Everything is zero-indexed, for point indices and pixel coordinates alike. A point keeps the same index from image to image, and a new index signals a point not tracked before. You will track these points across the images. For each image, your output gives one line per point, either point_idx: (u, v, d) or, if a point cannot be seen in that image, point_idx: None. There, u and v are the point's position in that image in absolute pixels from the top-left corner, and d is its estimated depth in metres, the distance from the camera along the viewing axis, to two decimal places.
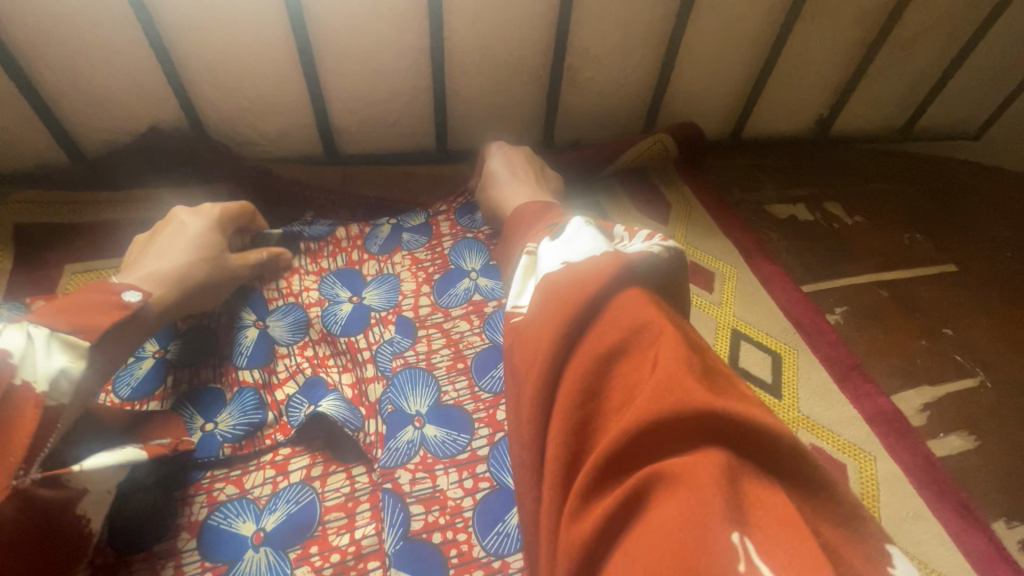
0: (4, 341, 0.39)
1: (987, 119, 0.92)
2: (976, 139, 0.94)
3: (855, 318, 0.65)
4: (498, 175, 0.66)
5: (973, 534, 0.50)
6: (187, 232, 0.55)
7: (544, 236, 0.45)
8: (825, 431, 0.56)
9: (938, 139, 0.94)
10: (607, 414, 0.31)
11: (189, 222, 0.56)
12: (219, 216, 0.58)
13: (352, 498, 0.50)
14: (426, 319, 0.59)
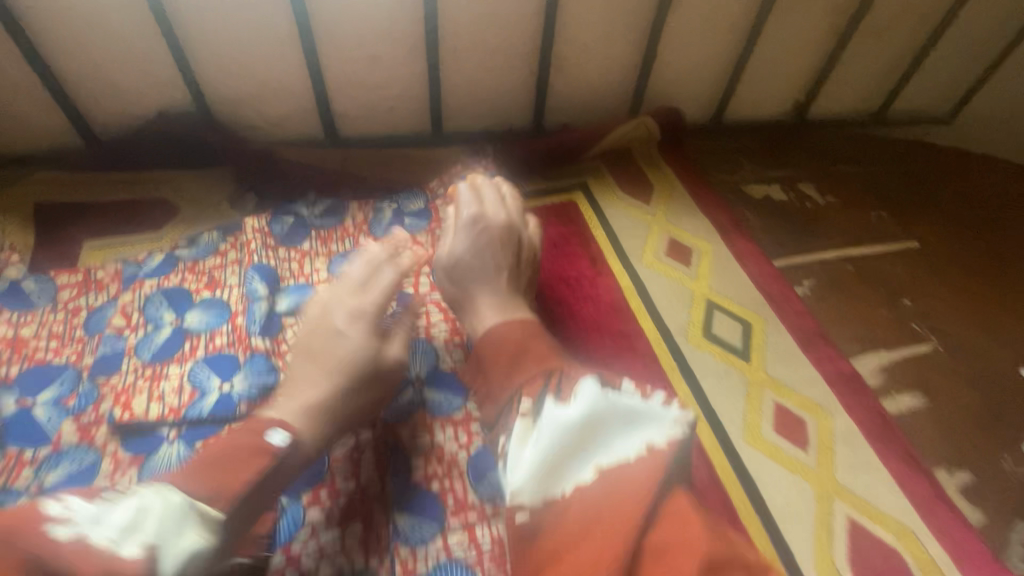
0: (137, 508, 0.37)
1: (956, 105, 0.97)
2: (947, 124, 0.99)
3: (820, 290, 0.71)
4: (466, 275, 0.57)
5: (918, 480, 0.55)
6: (349, 344, 0.51)
7: (541, 389, 0.45)
8: (789, 390, 0.61)
9: (911, 124, 0.98)
10: None
11: (347, 329, 0.52)
12: (372, 308, 0.54)
13: (356, 448, 0.54)
14: (426, 296, 0.65)
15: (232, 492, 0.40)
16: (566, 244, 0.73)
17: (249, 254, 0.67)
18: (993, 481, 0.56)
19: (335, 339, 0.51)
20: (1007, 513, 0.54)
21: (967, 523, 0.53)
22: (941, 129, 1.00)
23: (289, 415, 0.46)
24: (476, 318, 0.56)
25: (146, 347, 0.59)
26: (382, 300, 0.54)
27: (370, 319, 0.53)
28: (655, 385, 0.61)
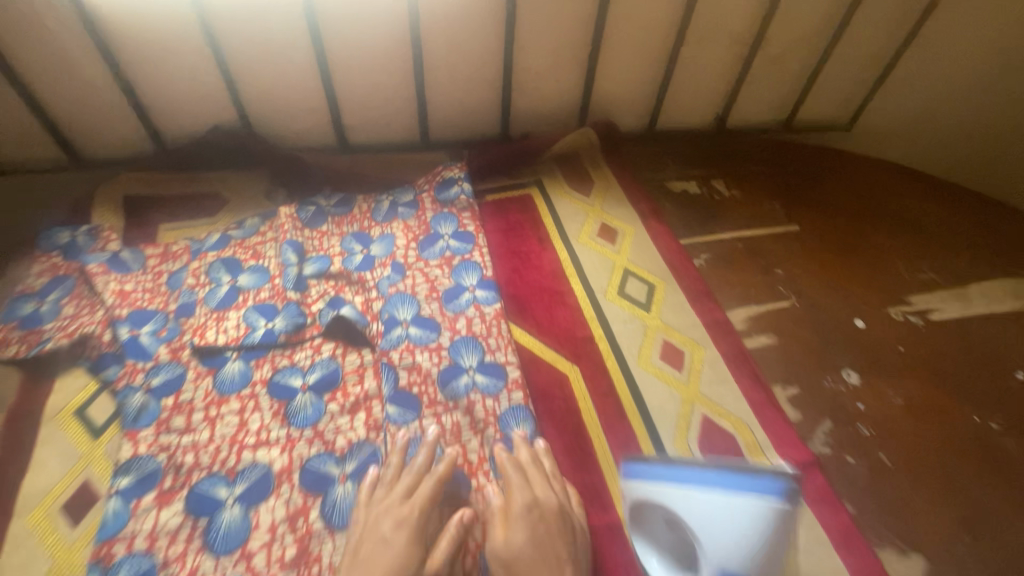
0: None
1: (854, 114, 1.17)
2: (848, 131, 1.20)
3: (712, 262, 0.93)
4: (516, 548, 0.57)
5: (757, 391, 0.77)
6: (392, 554, 0.56)
7: None
8: (676, 331, 0.83)
9: (816, 130, 1.19)
10: None
11: (392, 536, 0.57)
12: (416, 520, 0.59)
13: (360, 365, 0.77)
14: (414, 265, 0.88)
15: None
16: (520, 227, 0.96)
17: (285, 232, 0.90)
18: (814, 394, 0.78)
19: (381, 546, 0.57)
20: (819, 414, 0.75)
21: (788, 420, 0.74)
22: (842, 135, 1.21)
23: None
24: None
25: (213, 297, 0.83)
26: (423, 505, 0.61)
27: (412, 524, 0.59)
28: (577, 327, 0.83)
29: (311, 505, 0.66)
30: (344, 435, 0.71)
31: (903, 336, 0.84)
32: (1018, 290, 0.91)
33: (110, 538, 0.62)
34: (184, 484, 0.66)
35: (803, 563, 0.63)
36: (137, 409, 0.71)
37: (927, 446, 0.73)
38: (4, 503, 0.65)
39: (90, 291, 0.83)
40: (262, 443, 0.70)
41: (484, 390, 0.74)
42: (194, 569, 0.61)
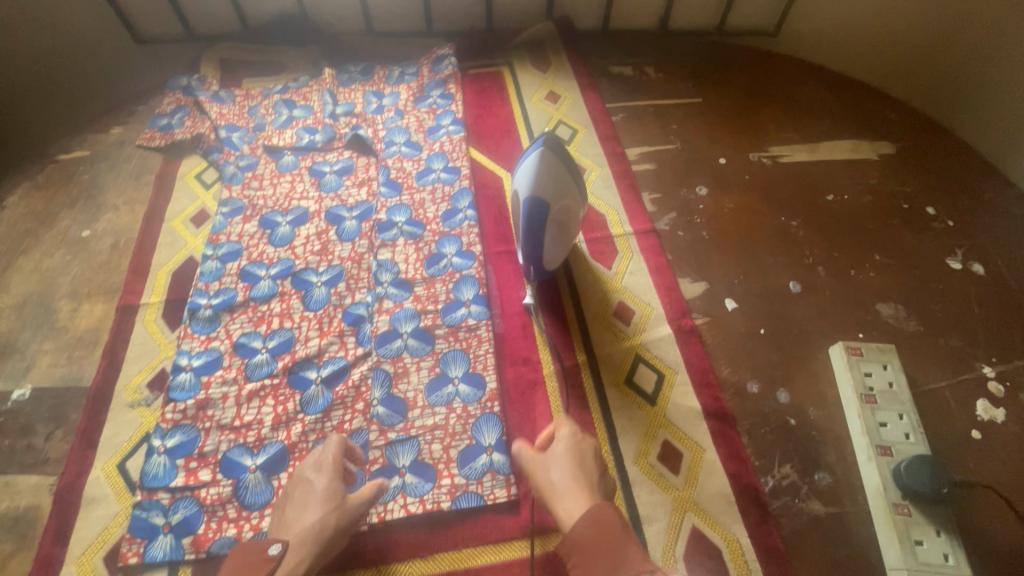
0: (299, 490, 0.72)
1: (777, 24, 1.38)
2: (775, 36, 1.40)
3: (626, 119, 1.26)
4: (560, 461, 0.72)
5: (629, 194, 1.12)
6: (313, 487, 0.72)
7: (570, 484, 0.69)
8: (584, 158, 1.18)
9: (748, 33, 1.42)
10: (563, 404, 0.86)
11: (315, 475, 0.73)
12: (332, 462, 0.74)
13: (367, 165, 1.16)
14: (410, 110, 1.25)
15: (285, 531, 0.69)
16: (489, 90, 1.32)
17: (325, 85, 1.29)
18: (671, 198, 1.11)
19: (308, 484, 0.72)
20: (669, 209, 1.10)
21: (645, 210, 1.09)
22: (769, 41, 1.42)
23: (314, 509, 0.69)
24: (555, 493, 0.69)
25: (279, 120, 1.23)
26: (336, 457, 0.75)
27: (327, 469, 0.73)
28: (515, 152, 1.20)
29: (330, 228, 1.06)
30: (354, 197, 1.11)
31: (750, 169, 1.16)
32: (856, 147, 1.19)
33: (218, 232, 1.05)
34: (257, 214, 1.08)
35: (627, 278, 0.99)
36: (231, 174, 1.13)
37: (739, 230, 1.06)
38: (161, 213, 1.10)
39: (201, 112, 1.24)
40: (304, 197, 1.11)
41: (444, 180, 1.13)
42: (262, 250, 1.03)
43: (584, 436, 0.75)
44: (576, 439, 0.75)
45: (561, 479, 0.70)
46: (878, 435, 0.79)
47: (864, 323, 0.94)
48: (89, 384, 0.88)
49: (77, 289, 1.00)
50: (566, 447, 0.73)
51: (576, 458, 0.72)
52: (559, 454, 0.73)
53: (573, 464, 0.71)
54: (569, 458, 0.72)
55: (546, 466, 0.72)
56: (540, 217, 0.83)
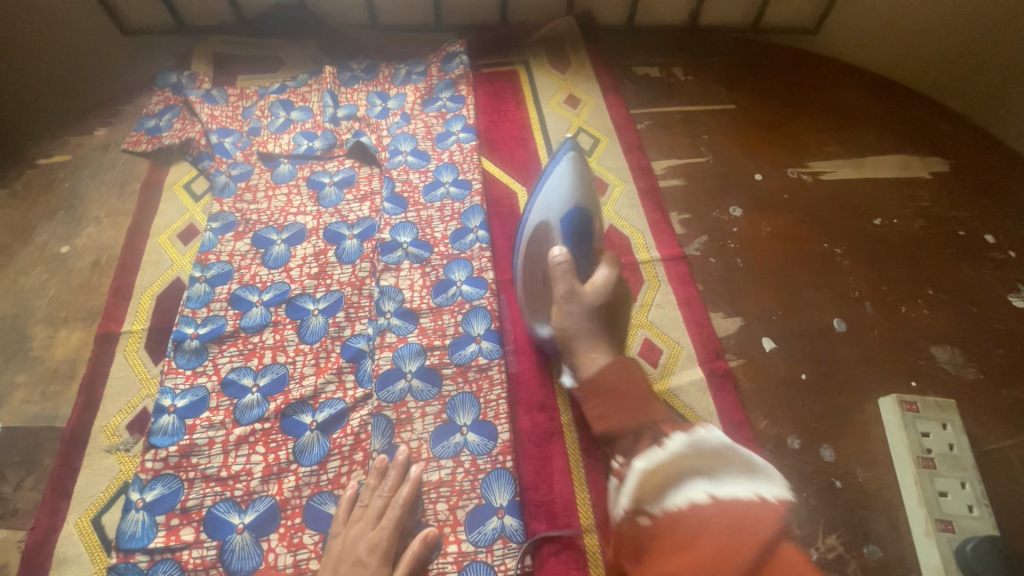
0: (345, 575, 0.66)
1: (820, 17, 1.24)
2: (816, 34, 1.27)
3: (652, 128, 1.15)
4: (579, 298, 0.77)
5: (656, 215, 1.02)
6: (365, 572, 0.66)
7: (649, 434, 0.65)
8: (606, 171, 1.08)
9: (786, 31, 1.29)
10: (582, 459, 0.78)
11: (368, 557, 0.67)
12: (388, 538, 0.69)
13: (369, 177, 1.07)
14: (417, 115, 1.15)
15: None
16: (503, 92, 1.21)
17: (325, 84, 1.18)
18: (702, 220, 1.01)
19: (357, 565, 0.67)
20: (700, 232, 1.00)
21: (673, 233, 0.99)
22: (809, 38, 1.29)
23: None
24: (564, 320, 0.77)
25: (274, 124, 1.13)
26: (393, 531, 0.69)
27: (383, 548, 0.68)
28: (531, 163, 1.10)
29: (329, 248, 0.97)
30: (355, 213, 1.02)
31: (789, 188, 1.06)
32: (906, 163, 1.08)
33: (206, 252, 0.96)
34: (250, 231, 0.99)
35: (653, 312, 0.91)
36: (222, 186, 1.04)
37: (777, 258, 0.97)
38: (146, 228, 1.01)
39: (191, 114, 1.14)
40: (301, 212, 1.02)
41: (454, 196, 1.03)
42: (254, 273, 0.94)
43: (610, 287, 0.78)
44: (598, 287, 0.78)
45: (573, 321, 0.77)
46: (938, 507, 0.71)
47: (917, 369, 0.85)
48: (62, 424, 0.81)
49: (54, 313, 0.92)
50: (597, 291, 0.78)
51: (602, 305, 0.77)
52: (586, 298, 0.77)
53: (593, 313, 0.77)
54: (598, 307, 0.77)
55: (577, 300, 0.77)
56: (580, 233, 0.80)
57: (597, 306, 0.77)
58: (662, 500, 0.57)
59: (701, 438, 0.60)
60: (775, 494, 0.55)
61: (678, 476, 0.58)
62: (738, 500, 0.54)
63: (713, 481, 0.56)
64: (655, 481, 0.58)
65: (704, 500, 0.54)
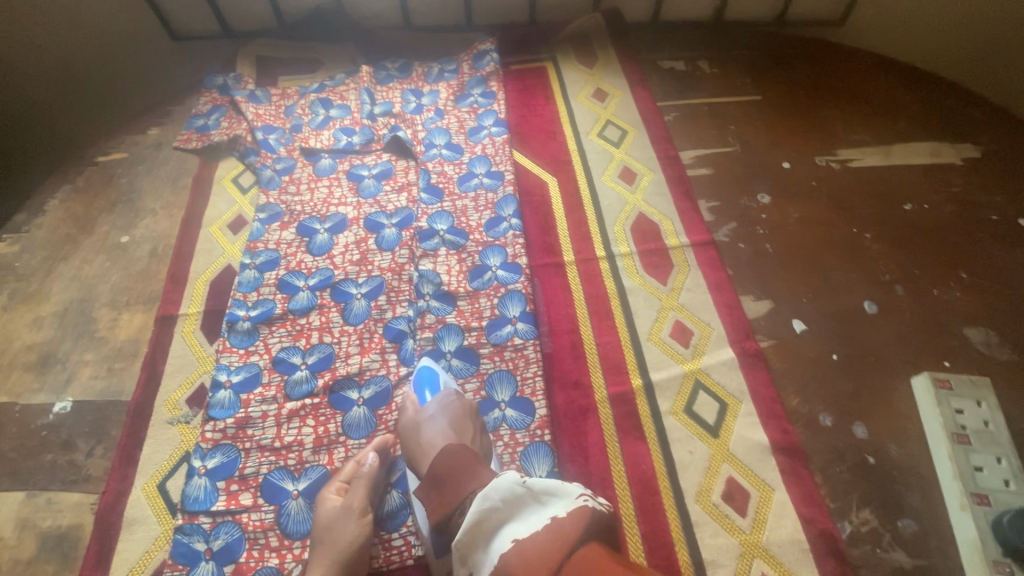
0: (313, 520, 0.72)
1: (846, 10, 1.25)
2: (841, 25, 1.28)
3: (679, 119, 1.17)
4: (423, 425, 0.73)
5: (685, 202, 1.04)
6: (323, 516, 0.72)
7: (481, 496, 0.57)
8: (634, 161, 1.11)
9: (811, 23, 1.30)
10: (619, 433, 0.80)
11: (324, 504, 0.73)
12: (335, 488, 0.74)
13: (405, 169, 1.11)
14: (450, 110, 1.19)
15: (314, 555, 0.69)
16: (532, 88, 1.25)
17: (363, 83, 1.24)
18: (730, 206, 1.03)
19: (317, 515, 0.73)
20: (728, 218, 1.02)
21: (702, 219, 1.02)
22: (833, 31, 1.30)
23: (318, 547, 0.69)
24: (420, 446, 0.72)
25: (315, 120, 1.19)
26: (339, 485, 0.75)
27: (332, 495, 0.74)
28: (561, 154, 1.13)
29: (369, 236, 1.02)
30: (393, 203, 1.06)
31: (817, 175, 1.07)
32: (935, 150, 1.09)
33: (255, 240, 1.01)
34: (295, 221, 1.04)
35: (684, 295, 0.93)
36: (268, 179, 1.09)
37: (807, 243, 0.98)
38: (198, 219, 1.07)
39: (238, 112, 1.20)
40: (342, 203, 1.07)
41: (487, 187, 1.07)
42: (300, 260, 0.99)
43: (458, 406, 0.74)
44: (451, 405, 0.74)
45: (429, 438, 0.72)
46: (974, 481, 0.72)
47: (949, 350, 0.85)
48: (128, 398, 0.87)
49: (117, 297, 0.98)
50: (441, 410, 0.73)
51: (450, 417, 0.73)
52: (433, 416, 0.73)
53: (447, 427, 0.72)
54: (442, 419, 0.73)
55: (417, 429, 0.73)
56: (426, 376, 0.81)
57: (453, 420, 0.73)
58: (483, 562, 0.53)
59: (494, 485, 0.56)
60: (566, 510, 0.52)
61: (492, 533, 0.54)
62: (534, 534, 0.50)
63: (519, 521, 0.53)
64: (476, 544, 0.54)
65: (508, 550, 0.50)
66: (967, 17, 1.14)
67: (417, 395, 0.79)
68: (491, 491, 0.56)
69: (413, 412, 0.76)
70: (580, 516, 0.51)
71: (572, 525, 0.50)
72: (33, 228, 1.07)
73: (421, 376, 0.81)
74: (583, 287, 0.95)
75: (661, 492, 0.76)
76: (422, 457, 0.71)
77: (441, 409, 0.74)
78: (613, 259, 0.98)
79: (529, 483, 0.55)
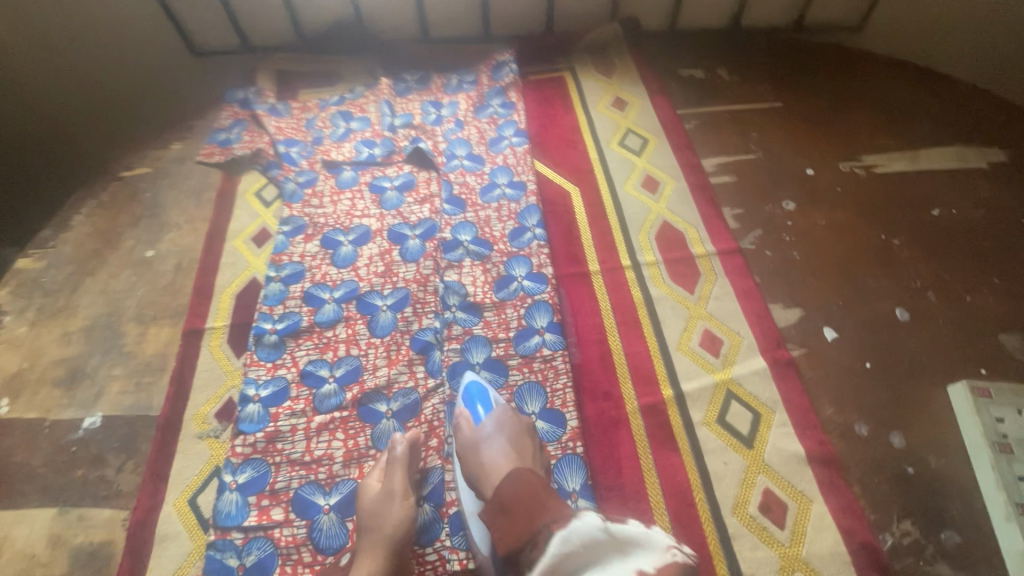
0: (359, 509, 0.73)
1: (863, 15, 1.26)
2: (859, 29, 1.28)
3: (699, 127, 1.17)
4: (482, 443, 0.73)
5: (710, 210, 1.04)
6: (366, 502, 0.73)
7: (558, 535, 0.57)
8: (656, 170, 1.11)
9: (830, 27, 1.29)
10: (651, 445, 0.79)
11: (367, 491, 0.74)
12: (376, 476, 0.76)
13: (427, 180, 1.12)
14: (471, 121, 1.20)
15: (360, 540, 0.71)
16: (552, 98, 1.25)
17: (383, 95, 1.25)
18: (755, 214, 1.03)
19: (361, 502, 0.74)
20: (753, 226, 1.01)
21: (727, 227, 1.01)
22: (851, 36, 1.29)
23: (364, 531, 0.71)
24: (479, 467, 0.71)
25: (336, 133, 1.20)
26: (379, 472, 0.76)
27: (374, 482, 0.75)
28: (582, 163, 1.13)
29: (393, 248, 1.02)
30: (416, 214, 1.06)
31: (841, 181, 1.06)
32: (960, 155, 1.08)
33: (280, 253, 1.01)
34: (319, 233, 1.04)
35: (712, 303, 0.92)
36: (291, 192, 1.10)
37: (834, 250, 0.97)
38: (222, 233, 1.08)
39: (260, 126, 1.21)
40: (365, 215, 1.07)
41: (510, 197, 1.07)
42: (325, 272, 0.99)
43: (515, 426, 0.75)
44: (507, 424, 0.75)
45: (490, 457, 0.71)
46: (1019, 491, 0.71)
47: (986, 357, 0.84)
48: (157, 413, 0.87)
49: (144, 311, 0.99)
50: (497, 429, 0.74)
51: (507, 434, 0.74)
52: (490, 434, 0.73)
53: (508, 449, 0.72)
54: (499, 437, 0.73)
55: (476, 448, 0.73)
56: (477, 391, 0.80)
57: (510, 441, 0.73)
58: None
59: (575, 528, 0.56)
60: (654, 564, 0.52)
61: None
62: None
63: (600, 569, 0.53)
64: None
65: None
66: (988, 22, 1.13)
67: (469, 411, 0.78)
68: (570, 533, 0.56)
69: (469, 430, 0.75)
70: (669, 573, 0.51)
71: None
72: (59, 243, 1.08)
73: (471, 391, 0.80)
74: (609, 296, 0.94)
75: (697, 504, 0.74)
76: (486, 479, 0.70)
77: (498, 426, 0.74)
78: (639, 268, 0.97)
79: (611, 528, 0.56)
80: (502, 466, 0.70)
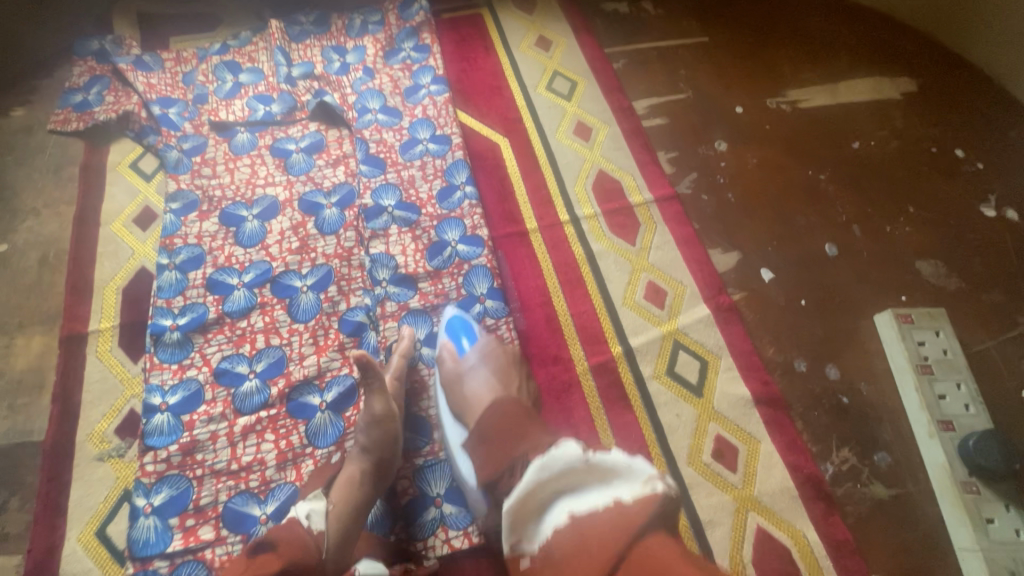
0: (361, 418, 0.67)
1: None
2: None
3: (629, 67, 1.11)
4: (465, 377, 0.68)
5: (645, 156, 1.00)
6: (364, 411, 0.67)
7: (537, 464, 0.53)
8: (588, 115, 1.04)
9: None
10: (604, 405, 0.78)
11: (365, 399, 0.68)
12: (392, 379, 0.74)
13: (339, 139, 0.99)
14: (381, 69, 1.06)
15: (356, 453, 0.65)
16: (470, 38, 1.13)
17: (274, 41, 1.07)
18: (689, 157, 1.00)
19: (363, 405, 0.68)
20: (689, 169, 0.99)
21: (664, 172, 0.98)
22: None
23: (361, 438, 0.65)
24: (463, 397, 0.67)
25: (221, 89, 1.02)
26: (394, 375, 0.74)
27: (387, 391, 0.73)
28: (510, 112, 1.05)
29: (308, 220, 0.90)
30: (330, 179, 0.94)
31: (770, 118, 1.05)
32: (877, 86, 1.10)
33: (171, 235, 0.87)
34: (216, 208, 0.90)
35: (653, 254, 0.90)
36: (175, 161, 0.93)
37: (767, 189, 0.97)
38: (94, 216, 0.91)
39: (124, 84, 1.01)
40: (269, 183, 0.94)
41: (434, 153, 0.97)
42: (229, 253, 0.87)
43: (501, 357, 0.70)
44: (494, 355, 0.70)
45: (473, 389, 0.67)
46: (939, 409, 0.76)
47: (906, 285, 0.88)
48: (42, 438, 0.74)
49: (6, 319, 0.82)
50: (484, 359, 0.69)
51: (492, 365, 0.69)
52: (474, 365, 0.69)
53: (492, 376, 0.67)
54: (483, 368, 0.69)
55: (459, 382, 0.69)
56: (460, 324, 0.75)
57: (495, 369, 0.68)
58: (535, 534, 0.51)
59: (553, 456, 0.52)
60: (633, 494, 0.47)
61: (546, 505, 0.52)
62: (594, 512, 0.47)
63: (578, 498, 0.50)
64: (525, 515, 0.53)
65: (565, 524, 0.49)
66: None
67: (451, 342, 0.73)
68: (549, 462, 0.52)
69: (452, 362, 0.71)
70: (646, 502, 0.45)
71: (636, 511, 0.45)
72: None
73: (454, 325, 0.75)
74: (550, 255, 0.89)
75: (654, 458, 0.74)
76: (467, 409, 0.66)
77: (482, 358, 0.70)
78: (578, 222, 0.93)
79: (592, 458, 0.51)
80: (487, 395, 0.65)
